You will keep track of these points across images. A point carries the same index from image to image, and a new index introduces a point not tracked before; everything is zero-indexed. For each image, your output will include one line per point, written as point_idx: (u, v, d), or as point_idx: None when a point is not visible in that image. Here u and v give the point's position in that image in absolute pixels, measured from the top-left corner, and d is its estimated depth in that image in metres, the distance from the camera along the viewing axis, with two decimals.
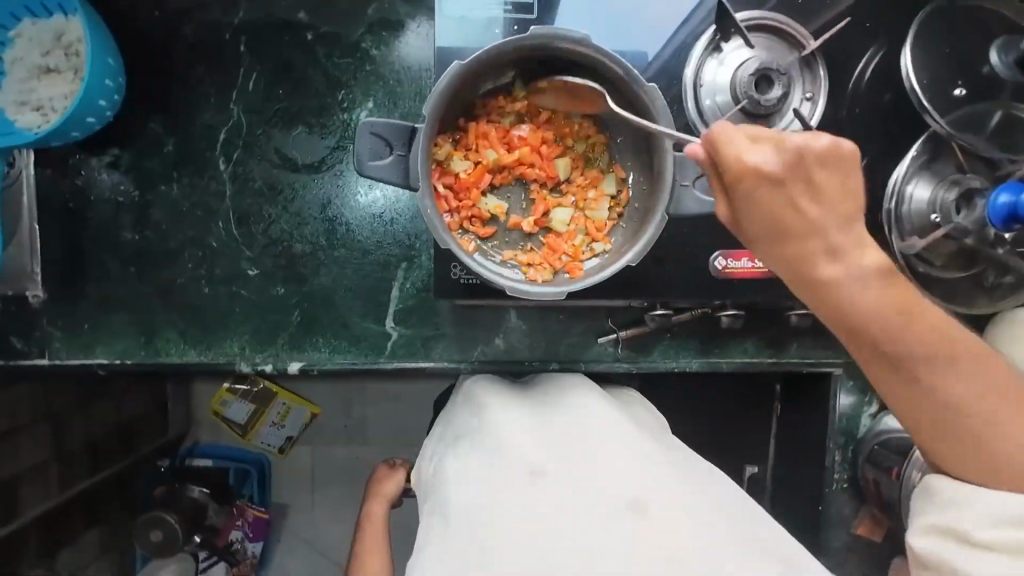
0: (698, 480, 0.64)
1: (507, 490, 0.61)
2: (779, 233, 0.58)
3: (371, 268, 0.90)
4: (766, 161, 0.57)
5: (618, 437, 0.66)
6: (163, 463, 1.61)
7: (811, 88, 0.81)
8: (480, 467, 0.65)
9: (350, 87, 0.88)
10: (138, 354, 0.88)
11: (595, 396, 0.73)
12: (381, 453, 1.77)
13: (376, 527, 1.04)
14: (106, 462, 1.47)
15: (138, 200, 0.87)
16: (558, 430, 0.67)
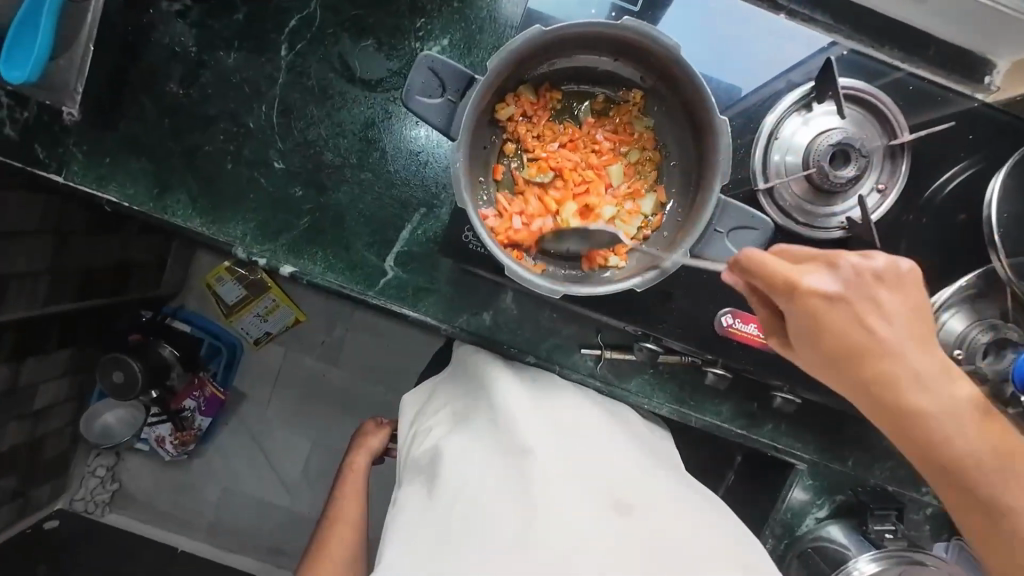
0: (687, 486, 0.78)
1: (500, 464, 0.74)
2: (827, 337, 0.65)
3: (391, 201, 0.89)
4: (820, 283, 0.63)
5: (602, 440, 0.80)
6: (146, 315, 1.68)
7: (885, 181, 0.76)
8: (482, 444, 0.77)
9: (431, 17, 0.85)
10: (145, 204, 0.88)
11: (586, 397, 0.88)
12: (347, 378, 1.80)
13: (354, 473, 1.12)
14: (94, 294, 1.49)
15: (193, 57, 0.86)
16: (553, 424, 0.80)
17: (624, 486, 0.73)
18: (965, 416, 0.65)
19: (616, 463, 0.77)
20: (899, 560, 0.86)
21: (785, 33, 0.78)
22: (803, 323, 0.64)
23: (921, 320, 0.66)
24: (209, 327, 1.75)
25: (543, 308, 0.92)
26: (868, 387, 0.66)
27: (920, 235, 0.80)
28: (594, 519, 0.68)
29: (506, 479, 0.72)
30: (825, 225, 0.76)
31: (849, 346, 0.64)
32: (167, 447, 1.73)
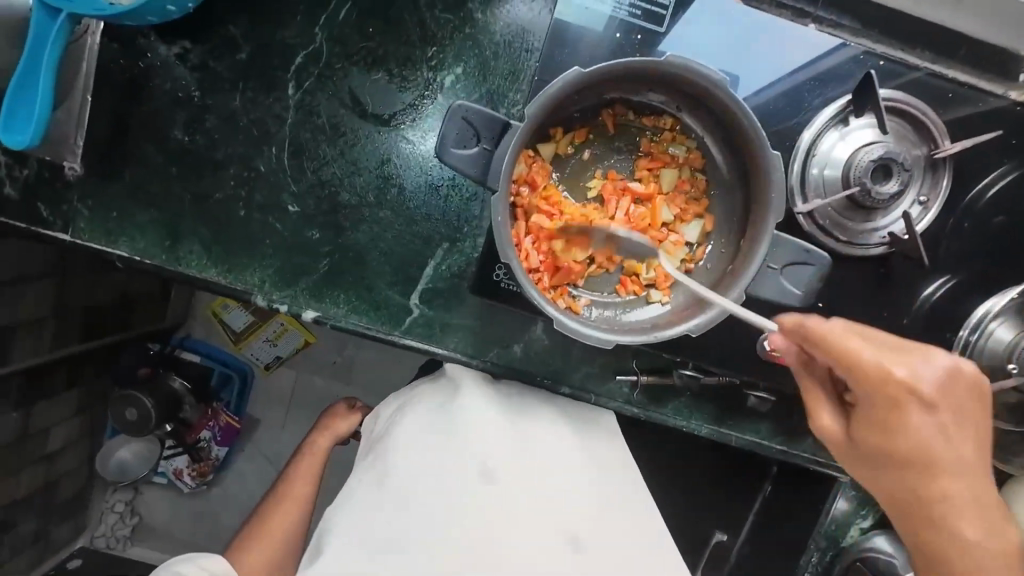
0: (625, 497, 0.90)
1: (463, 489, 0.84)
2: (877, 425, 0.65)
3: (412, 238, 0.86)
4: (875, 359, 0.62)
5: (562, 465, 0.88)
6: (152, 347, 1.61)
7: (926, 193, 0.74)
8: (448, 463, 0.85)
9: (443, 46, 0.82)
10: (156, 256, 0.85)
11: (554, 406, 0.91)
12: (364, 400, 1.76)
13: (315, 456, 1.09)
14: (101, 333, 1.48)
15: (197, 101, 0.82)
16: (517, 448, 0.87)
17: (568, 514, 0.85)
18: (967, 479, 0.66)
19: (567, 487, 0.87)
20: None
21: (818, 43, 0.75)
22: (862, 383, 0.63)
23: (967, 401, 0.65)
24: (218, 355, 1.68)
25: (573, 341, 0.90)
26: (897, 460, 0.65)
27: (959, 242, 0.79)
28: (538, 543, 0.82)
29: (465, 500, 0.83)
30: (867, 241, 0.74)
31: (886, 401, 0.63)
32: (185, 479, 1.70)
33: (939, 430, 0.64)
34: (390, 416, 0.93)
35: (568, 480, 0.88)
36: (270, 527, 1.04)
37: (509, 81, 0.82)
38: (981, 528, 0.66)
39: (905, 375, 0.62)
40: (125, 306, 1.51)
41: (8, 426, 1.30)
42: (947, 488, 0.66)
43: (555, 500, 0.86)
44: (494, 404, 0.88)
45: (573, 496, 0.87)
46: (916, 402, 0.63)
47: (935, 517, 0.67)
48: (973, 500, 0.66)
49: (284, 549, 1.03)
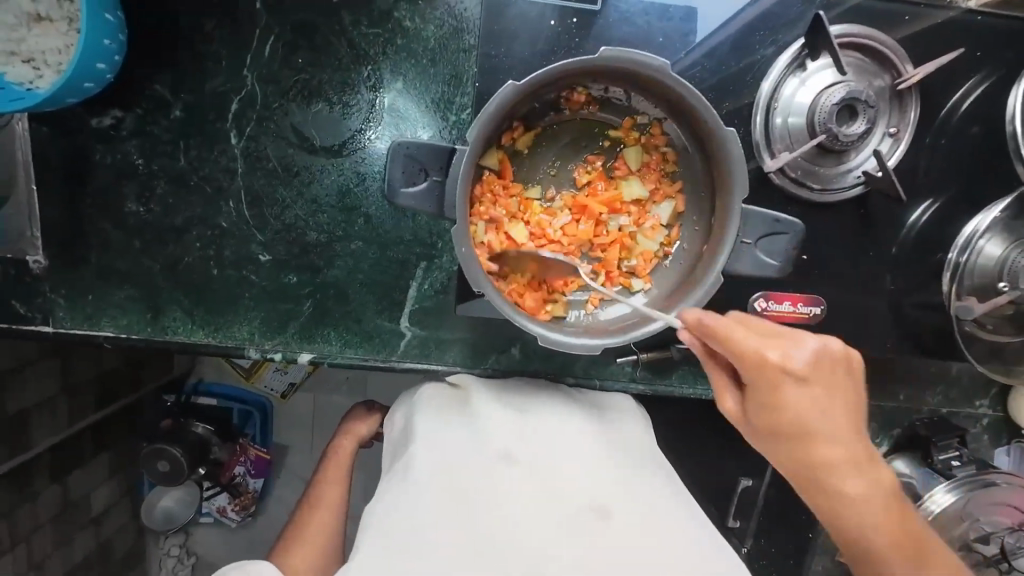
0: (661, 476, 0.75)
1: (480, 476, 0.70)
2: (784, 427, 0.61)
3: (390, 264, 0.85)
4: (789, 356, 0.58)
5: (584, 444, 0.75)
6: (169, 399, 1.62)
7: (896, 123, 0.72)
8: (459, 451, 0.72)
9: (378, 62, 0.78)
10: (142, 330, 0.85)
11: (563, 397, 0.83)
12: None
13: (341, 458, 1.02)
14: (113, 397, 1.50)
15: (142, 169, 0.80)
16: (533, 435, 0.75)
17: (605, 488, 0.70)
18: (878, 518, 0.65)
19: (596, 461, 0.73)
20: (972, 486, 0.83)
21: None
22: (759, 409, 0.61)
23: (839, 391, 0.61)
24: (232, 393, 1.69)
25: None
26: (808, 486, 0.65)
27: (936, 164, 0.77)
28: (567, 526, 0.66)
29: (481, 487, 0.69)
30: (842, 183, 0.73)
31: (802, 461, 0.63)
32: (230, 514, 1.72)
33: (846, 467, 0.63)
34: (399, 425, 0.81)
35: (597, 461, 0.73)
36: (306, 534, 0.95)
37: (452, 85, 0.78)
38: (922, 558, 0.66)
39: (805, 391, 0.59)
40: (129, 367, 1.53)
41: (49, 499, 1.37)
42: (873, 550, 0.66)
43: (583, 484, 0.70)
44: (505, 401, 0.80)
45: (603, 478, 0.71)
46: (811, 430, 0.60)
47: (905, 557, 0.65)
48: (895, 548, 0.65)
49: (323, 555, 0.94)
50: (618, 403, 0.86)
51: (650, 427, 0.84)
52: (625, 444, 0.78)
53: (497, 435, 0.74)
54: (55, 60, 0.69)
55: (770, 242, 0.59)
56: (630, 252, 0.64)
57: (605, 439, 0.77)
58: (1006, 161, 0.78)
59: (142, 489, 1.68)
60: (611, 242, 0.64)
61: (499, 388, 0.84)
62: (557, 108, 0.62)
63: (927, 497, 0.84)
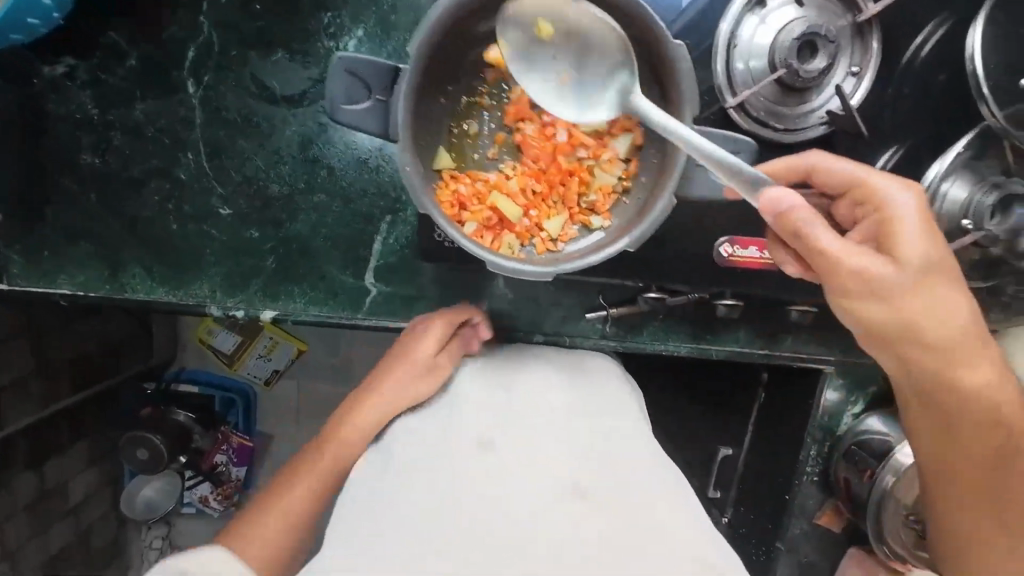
0: (655, 468, 0.67)
1: (459, 457, 0.63)
2: (871, 284, 0.60)
3: (353, 217, 0.84)
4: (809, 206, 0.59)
5: (564, 423, 0.69)
6: (150, 386, 1.55)
7: (858, 62, 0.72)
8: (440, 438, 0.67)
9: (338, 10, 0.77)
10: (101, 288, 0.83)
11: (553, 369, 0.79)
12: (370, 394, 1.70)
13: (379, 399, 0.76)
14: (94, 379, 1.46)
15: (98, 120, 0.78)
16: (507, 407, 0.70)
17: (591, 467, 0.63)
18: (964, 348, 0.65)
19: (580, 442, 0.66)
20: None
21: None
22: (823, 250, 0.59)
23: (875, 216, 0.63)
24: (214, 380, 1.63)
25: (537, 288, 0.89)
26: (898, 318, 0.62)
27: (901, 109, 0.77)
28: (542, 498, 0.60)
29: (460, 468, 0.62)
30: (806, 124, 0.72)
31: (876, 283, 0.60)
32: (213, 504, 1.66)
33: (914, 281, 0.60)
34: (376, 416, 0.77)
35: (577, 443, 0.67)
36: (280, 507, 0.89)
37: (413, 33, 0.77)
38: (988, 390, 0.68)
39: (887, 242, 0.61)
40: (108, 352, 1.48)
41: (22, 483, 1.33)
42: (960, 380, 0.67)
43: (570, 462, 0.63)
44: (489, 379, 0.76)
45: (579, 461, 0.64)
46: (906, 302, 0.61)
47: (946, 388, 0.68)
48: (965, 354, 0.65)
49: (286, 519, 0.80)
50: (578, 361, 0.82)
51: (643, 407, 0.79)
52: (613, 428, 0.70)
53: (476, 417, 0.68)
54: None
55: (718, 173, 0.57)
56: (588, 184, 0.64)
57: (592, 421, 0.70)
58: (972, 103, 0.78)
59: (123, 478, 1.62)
60: (569, 174, 0.63)
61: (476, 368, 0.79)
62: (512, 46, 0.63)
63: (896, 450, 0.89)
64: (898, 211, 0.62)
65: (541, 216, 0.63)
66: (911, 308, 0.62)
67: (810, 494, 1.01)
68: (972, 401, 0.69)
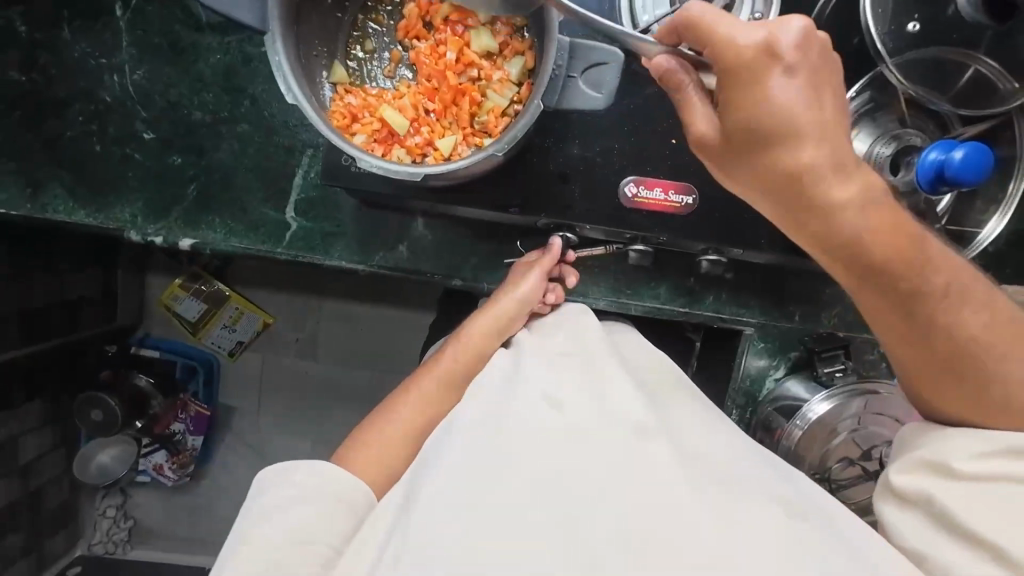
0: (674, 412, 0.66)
1: (508, 413, 0.60)
2: (745, 140, 0.56)
3: (274, 149, 0.85)
4: (754, 37, 0.54)
5: (649, 388, 0.70)
6: (112, 347, 1.53)
7: (761, 8, 0.73)
8: (471, 397, 0.64)
9: None
10: (22, 207, 0.84)
11: (596, 320, 0.79)
12: (327, 368, 1.67)
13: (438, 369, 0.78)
14: (43, 334, 1.28)
15: (25, 38, 0.80)
16: (583, 365, 0.69)
17: (638, 410, 0.62)
18: (902, 233, 0.59)
19: (620, 394, 0.64)
20: (851, 394, 0.85)
21: None
22: (729, 102, 0.56)
23: (821, 65, 0.56)
24: (179, 348, 1.60)
25: (457, 232, 0.90)
26: (809, 213, 0.58)
27: None
28: (641, 454, 0.57)
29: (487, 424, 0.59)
30: None
31: (794, 166, 0.56)
32: (167, 474, 1.62)
33: (832, 166, 0.56)
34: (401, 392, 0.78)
35: (689, 409, 0.67)
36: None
37: None
38: (942, 274, 0.60)
39: (793, 99, 0.55)
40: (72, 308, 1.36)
41: None
42: (904, 283, 0.59)
43: (604, 412, 0.61)
44: (543, 341, 0.75)
45: (690, 420, 0.65)
46: (819, 191, 0.57)
47: (899, 295, 0.60)
48: (882, 230, 0.58)
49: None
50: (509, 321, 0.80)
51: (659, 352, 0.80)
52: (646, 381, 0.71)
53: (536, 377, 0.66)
54: None
55: (591, 72, 0.59)
56: (478, 103, 0.64)
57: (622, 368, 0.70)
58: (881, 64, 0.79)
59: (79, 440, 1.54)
60: (460, 92, 0.64)
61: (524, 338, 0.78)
62: None
63: (804, 406, 0.86)
64: (790, 84, 0.54)
65: (433, 133, 0.64)
66: (812, 195, 0.57)
67: None
68: (924, 288, 0.60)
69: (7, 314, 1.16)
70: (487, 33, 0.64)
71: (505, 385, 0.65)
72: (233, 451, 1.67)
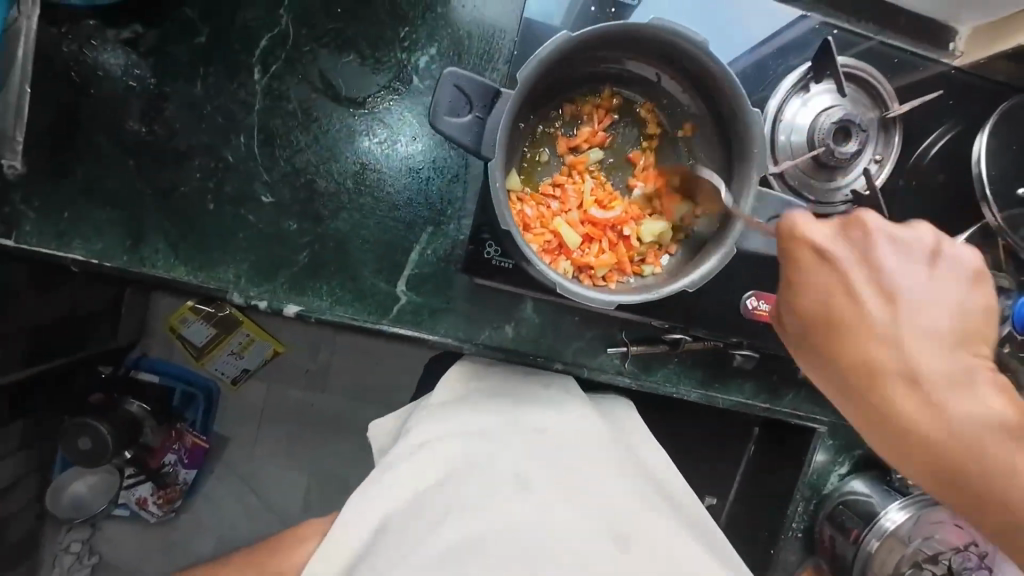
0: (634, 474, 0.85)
1: (477, 499, 0.77)
2: (831, 319, 0.66)
3: (395, 224, 0.84)
4: (816, 234, 0.65)
5: (608, 463, 0.84)
6: (107, 369, 1.36)
7: (881, 152, 0.80)
8: (450, 462, 0.81)
9: (415, 26, 0.80)
10: (118, 258, 0.78)
11: (587, 409, 0.87)
12: (337, 403, 1.53)
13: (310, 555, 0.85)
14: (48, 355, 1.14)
15: (153, 90, 0.77)
16: (547, 444, 0.84)
17: (603, 498, 0.80)
18: (942, 339, 0.65)
19: (595, 476, 0.82)
20: (923, 504, 0.93)
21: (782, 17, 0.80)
22: (795, 291, 0.67)
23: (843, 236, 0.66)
24: (179, 374, 1.44)
25: (562, 316, 0.91)
26: (853, 378, 0.66)
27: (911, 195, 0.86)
28: (593, 550, 0.75)
29: (455, 506, 0.76)
30: (834, 200, 0.78)
31: (816, 305, 0.66)
32: (151, 508, 1.45)
33: (862, 325, 0.65)
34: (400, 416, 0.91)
35: (636, 497, 0.82)
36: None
37: (484, 60, 0.82)
38: (981, 395, 0.64)
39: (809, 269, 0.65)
40: (83, 323, 1.23)
41: None
42: (912, 410, 0.64)
43: (565, 513, 0.77)
44: (518, 414, 0.86)
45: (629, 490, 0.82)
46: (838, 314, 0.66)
47: (914, 439, 0.65)
48: (899, 388, 0.64)
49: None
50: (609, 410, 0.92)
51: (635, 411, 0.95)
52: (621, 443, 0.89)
53: (513, 463, 0.80)
54: None
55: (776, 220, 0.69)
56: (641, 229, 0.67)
57: (600, 436, 0.87)
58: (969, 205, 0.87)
59: (55, 469, 1.37)
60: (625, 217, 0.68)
61: (507, 381, 0.89)
62: (588, 92, 0.68)
63: (882, 514, 0.94)
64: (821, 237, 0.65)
65: (597, 251, 0.66)
66: (887, 401, 0.65)
67: (792, 550, 1.04)
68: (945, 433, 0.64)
69: (16, 330, 1.02)
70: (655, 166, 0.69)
71: (492, 462, 0.80)
72: (220, 480, 1.51)
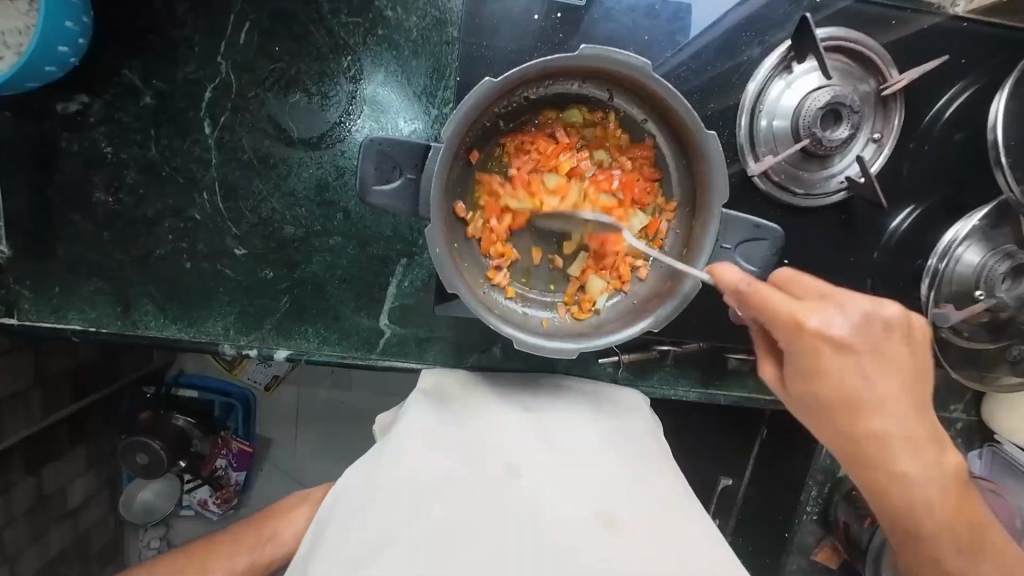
0: (640, 465, 0.71)
1: (455, 484, 0.66)
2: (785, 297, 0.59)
3: (368, 261, 0.83)
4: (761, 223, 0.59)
5: (597, 453, 0.71)
6: (149, 390, 1.27)
7: (880, 129, 0.74)
8: (422, 442, 0.70)
9: (358, 53, 0.76)
10: (113, 324, 0.80)
11: (581, 409, 0.78)
12: (367, 403, 1.40)
13: None
14: (93, 385, 1.18)
15: (112, 159, 0.78)
16: (535, 435, 0.73)
17: (598, 489, 0.67)
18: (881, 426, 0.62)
19: (587, 461, 0.70)
20: None
21: None
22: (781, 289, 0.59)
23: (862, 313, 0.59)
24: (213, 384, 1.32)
25: None
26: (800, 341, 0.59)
27: (923, 165, 0.78)
28: (574, 538, 0.62)
29: (436, 486, 0.65)
30: (826, 188, 0.74)
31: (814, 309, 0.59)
32: (211, 508, 1.36)
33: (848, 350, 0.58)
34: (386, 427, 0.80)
35: (626, 479, 0.69)
36: (272, 539, 0.84)
37: (435, 79, 0.77)
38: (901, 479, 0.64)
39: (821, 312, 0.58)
40: (109, 358, 1.20)
41: None
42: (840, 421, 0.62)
43: (549, 501, 0.65)
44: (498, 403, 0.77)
45: (625, 482, 0.68)
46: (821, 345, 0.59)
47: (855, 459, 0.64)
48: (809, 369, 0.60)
49: (252, 568, 0.83)
50: (603, 394, 0.81)
51: (653, 416, 0.81)
52: (624, 435, 0.75)
53: (493, 442, 0.71)
54: (15, 42, 0.66)
55: (751, 250, 0.64)
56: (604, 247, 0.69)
57: (595, 426, 0.76)
58: (986, 168, 0.78)
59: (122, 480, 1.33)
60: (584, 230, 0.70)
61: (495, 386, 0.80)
62: (538, 99, 0.67)
63: None
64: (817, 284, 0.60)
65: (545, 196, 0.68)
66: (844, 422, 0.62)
67: (809, 530, 1.04)
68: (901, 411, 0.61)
69: (53, 375, 1.07)
70: (613, 184, 0.69)
71: (464, 445, 0.71)
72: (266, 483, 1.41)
